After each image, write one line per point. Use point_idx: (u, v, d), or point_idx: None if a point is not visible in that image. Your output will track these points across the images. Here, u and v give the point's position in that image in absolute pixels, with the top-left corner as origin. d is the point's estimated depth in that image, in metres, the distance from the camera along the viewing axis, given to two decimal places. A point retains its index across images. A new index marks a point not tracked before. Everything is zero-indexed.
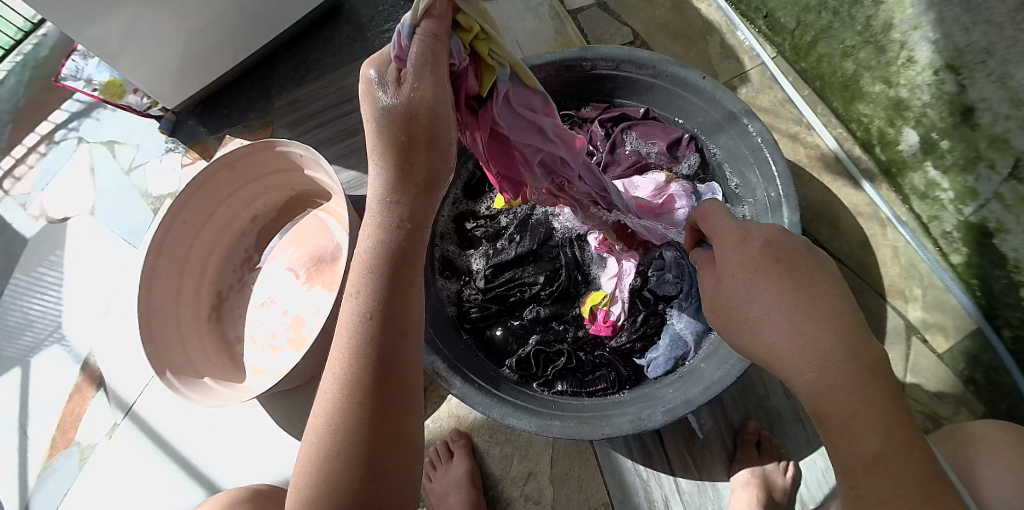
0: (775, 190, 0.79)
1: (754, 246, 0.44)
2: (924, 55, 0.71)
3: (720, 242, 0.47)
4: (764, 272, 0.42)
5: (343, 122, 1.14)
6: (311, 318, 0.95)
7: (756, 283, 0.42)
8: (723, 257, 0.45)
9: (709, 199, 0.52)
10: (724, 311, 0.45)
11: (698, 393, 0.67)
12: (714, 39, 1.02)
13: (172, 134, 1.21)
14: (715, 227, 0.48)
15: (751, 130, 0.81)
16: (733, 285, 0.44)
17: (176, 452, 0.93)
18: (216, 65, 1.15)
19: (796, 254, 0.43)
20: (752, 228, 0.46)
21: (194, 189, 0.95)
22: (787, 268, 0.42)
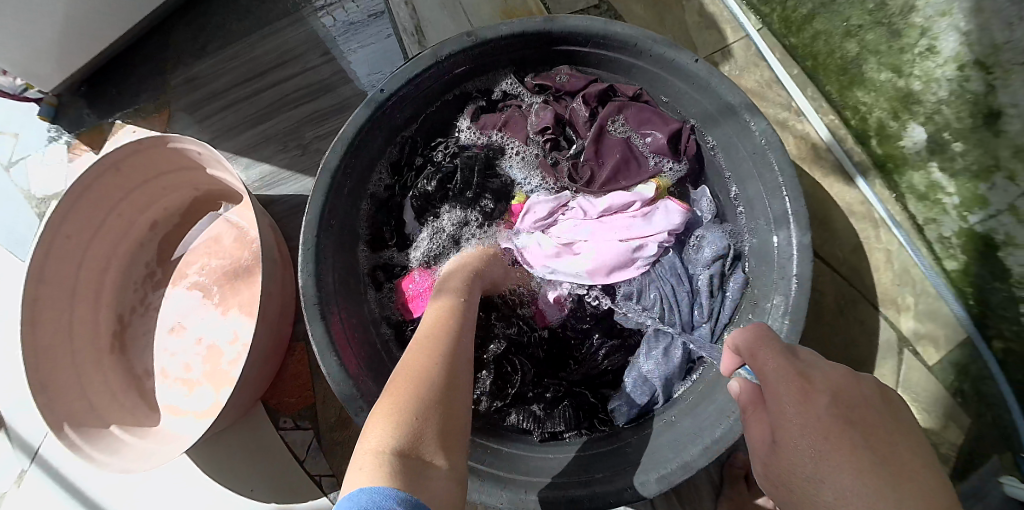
0: (780, 207, 0.68)
1: (819, 402, 0.34)
2: (949, 46, 0.58)
3: (771, 386, 0.38)
4: (833, 439, 0.32)
5: (252, 104, 0.96)
6: (229, 347, 0.83)
7: (823, 456, 0.32)
8: (777, 410, 0.36)
9: (757, 323, 0.45)
10: (786, 485, 0.35)
11: (699, 454, 0.61)
12: (692, 5, 0.86)
13: (54, 120, 1.01)
14: (765, 371, 0.39)
15: (752, 128, 0.67)
16: (795, 450, 0.34)
17: (93, 503, 0.83)
18: (95, 37, 0.94)
19: (875, 419, 0.34)
20: (814, 377, 0.37)
21: (73, 199, 0.78)
22: (861, 434, 0.32)
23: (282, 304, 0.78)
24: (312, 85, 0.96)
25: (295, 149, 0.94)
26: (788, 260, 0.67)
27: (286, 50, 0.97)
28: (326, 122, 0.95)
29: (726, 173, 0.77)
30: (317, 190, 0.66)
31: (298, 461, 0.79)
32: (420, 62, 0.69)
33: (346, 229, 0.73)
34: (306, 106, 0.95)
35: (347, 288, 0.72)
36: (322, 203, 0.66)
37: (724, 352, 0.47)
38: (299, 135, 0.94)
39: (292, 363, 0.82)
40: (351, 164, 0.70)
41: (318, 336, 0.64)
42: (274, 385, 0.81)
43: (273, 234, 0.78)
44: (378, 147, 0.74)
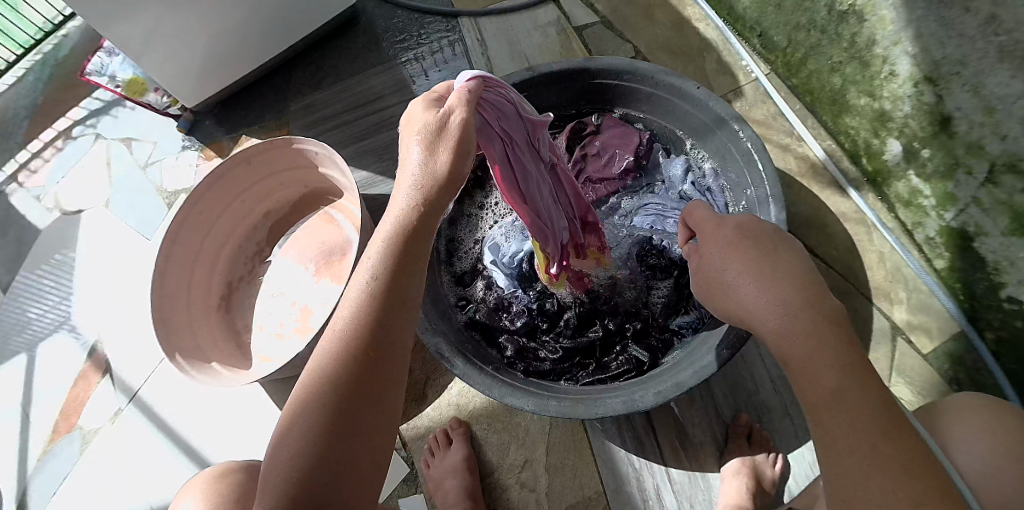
0: (763, 191, 0.82)
1: (727, 228, 0.49)
2: (904, 68, 0.77)
3: (704, 232, 0.52)
4: (734, 248, 0.47)
5: (358, 125, 1.19)
6: (319, 308, 0.98)
7: (728, 258, 0.47)
8: (704, 244, 0.51)
9: (695, 201, 0.57)
10: (711, 288, 0.49)
11: (690, 374, 0.69)
12: (711, 56, 1.08)
13: (189, 132, 1.26)
14: (696, 220, 0.54)
15: (740, 135, 0.84)
16: (710, 258, 0.49)
17: (178, 436, 0.95)
18: (234, 66, 1.20)
19: (764, 233, 0.48)
20: (727, 216, 0.52)
21: (210, 183, 0.98)
22: (757, 248, 0.47)
23: None
24: (399, 115, 1.18)
25: (389, 161, 1.15)
26: None
27: (384, 86, 1.21)
28: None
29: (723, 183, 0.94)
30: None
31: None
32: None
33: None
34: (396, 131, 1.17)
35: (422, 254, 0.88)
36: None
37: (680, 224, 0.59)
38: (393, 151, 1.16)
39: None
40: None
41: None
42: None
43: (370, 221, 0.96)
44: None
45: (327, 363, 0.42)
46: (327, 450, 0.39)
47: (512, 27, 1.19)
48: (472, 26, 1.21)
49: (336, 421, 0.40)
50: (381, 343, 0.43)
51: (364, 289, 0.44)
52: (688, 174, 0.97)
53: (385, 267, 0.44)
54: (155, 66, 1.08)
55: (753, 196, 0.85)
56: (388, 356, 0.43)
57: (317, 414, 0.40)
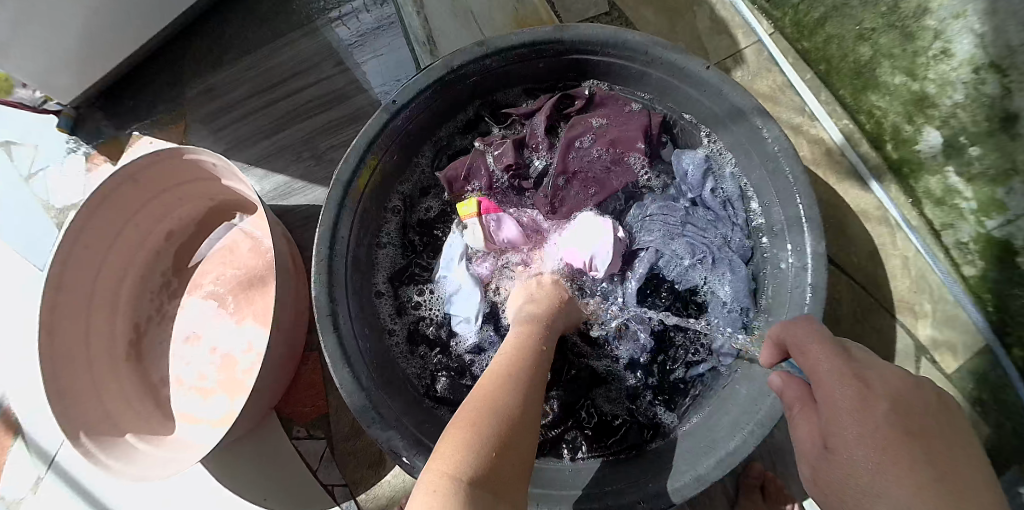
0: (793, 211, 0.68)
1: (880, 409, 0.34)
2: (963, 48, 0.58)
3: (828, 384, 0.38)
4: (892, 453, 0.32)
5: (270, 113, 0.98)
6: (244, 357, 0.84)
7: (884, 467, 0.31)
8: (834, 410, 0.36)
9: (807, 318, 0.46)
10: (839, 493, 0.34)
11: (713, 466, 0.60)
12: (703, 10, 0.86)
13: (72, 132, 1.03)
14: (818, 371, 0.40)
15: (764, 134, 0.67)
16: (851, 459, 0.33)
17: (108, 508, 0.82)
18: (115, 47, 0.96)
19: (930, 422, 0.34)
20: (873, 380, 0.37)
21: (88, 213, 0.79)
22: (923, 447, 0.32)
23: (295, 317, 0.79)
24: (324, 96, 0.97)
25: (309, 159, 0.95)
26: (801, 269, 0.67)
27: (301, 59, 0.98)
28: (342, 130, 0.96)
29: (747, 186, 0.77)
30: (328, 207, 0.67)
31: (310, 470, 0.79)
32: (430, 73, 0.69)
33: (358, 243, 0.74)
34: (321, 116, 0.96)
35: (356, 296, 0.73)
36: (336, 211, 0.67)
37: (765, 345, 0.49)
38: (314, 146, 0.96)
39: (306, 372, 0.83)
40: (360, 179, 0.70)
41: (330, 345, 0.64)
42: (287, 394, 0.82)
43: (287, 242, 0.79)
44: (384, 163, 0.75)
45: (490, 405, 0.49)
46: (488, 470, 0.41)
47: None
48: None
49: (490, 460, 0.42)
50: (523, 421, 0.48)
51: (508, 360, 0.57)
52: (707, 178, 0.79)
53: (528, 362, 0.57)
54: (20, 66, 0.83)
55: (781, 217, 0.71)
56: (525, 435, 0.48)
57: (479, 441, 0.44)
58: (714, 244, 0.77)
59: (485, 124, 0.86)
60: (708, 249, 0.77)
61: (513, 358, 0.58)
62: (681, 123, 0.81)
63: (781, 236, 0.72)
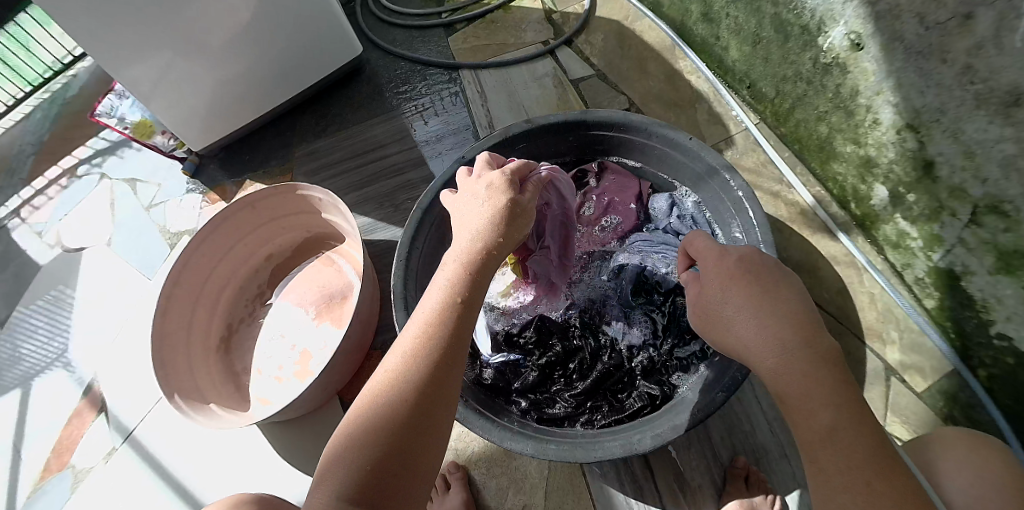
0: (754, 239, 0.85)
1: (730, 261, 0.57)
2: (888, 116, 0.81)
3: (705, 260, 0.60)
4: (736, 281, 0.55)
5: (358, 173, 1.22)
6: (319, 353, 0.97)
7: (729, 292, 0.55)
8: (707, 272, 0.58)
9: (696, 231, 0.66)
10: (708, 316, 0.57)
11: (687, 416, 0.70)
12: (703, 107, 1.14)
13: (194, 175, 1.28)
14: (704, 250, 0.62)
15: (732, 185, 0.89)
16: (712, 295, 0.57)
17: (171, 476, 0.89)
18: (244, 108, 1.24)
19: (764, 266, 0.56)
20: (731, 248, 0.59)
21: (213, 226, 1.00)
22: (754, 277, 0.55)
23: (367, 314, 0.93)
24: (404, 162, 1.22)
25: (389, 207, 1.17)
26: None
27: (381, 137, 1.25)
28: (416, 189, 1.18)
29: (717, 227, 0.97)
30: (409, 228, 0.89)
31: None
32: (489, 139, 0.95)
33: (428, 260, 0.95)
34: (398, 177, 1.20)
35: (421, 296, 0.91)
36: (413, 230, 0.90)
37: (680, 254, 0.69)
38: (394, 198, 1.18)
39: (368, 366, 0.95)
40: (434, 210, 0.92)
41: (401, 322, 0.82)
42: (350, 384, 0.94)
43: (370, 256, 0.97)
44: (453, 203, 0.98)
45: (416, 337, 0.54)
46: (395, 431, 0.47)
47: (512, 80, 1.26)
48: (472, 78, 1.28)
49: (402, 413, 0.48)
50: (446, 357, 0.52)
51: (441, 299, 0.56)
52: (673, 208, 1.01)
53: (460, 288, 0.57)
54: (164, 108, 1.13)
55: (744, 241, 0.88)
56: (451, 366, 0.52)
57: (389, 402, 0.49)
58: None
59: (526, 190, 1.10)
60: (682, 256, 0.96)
61: (428, 325, 0.54)
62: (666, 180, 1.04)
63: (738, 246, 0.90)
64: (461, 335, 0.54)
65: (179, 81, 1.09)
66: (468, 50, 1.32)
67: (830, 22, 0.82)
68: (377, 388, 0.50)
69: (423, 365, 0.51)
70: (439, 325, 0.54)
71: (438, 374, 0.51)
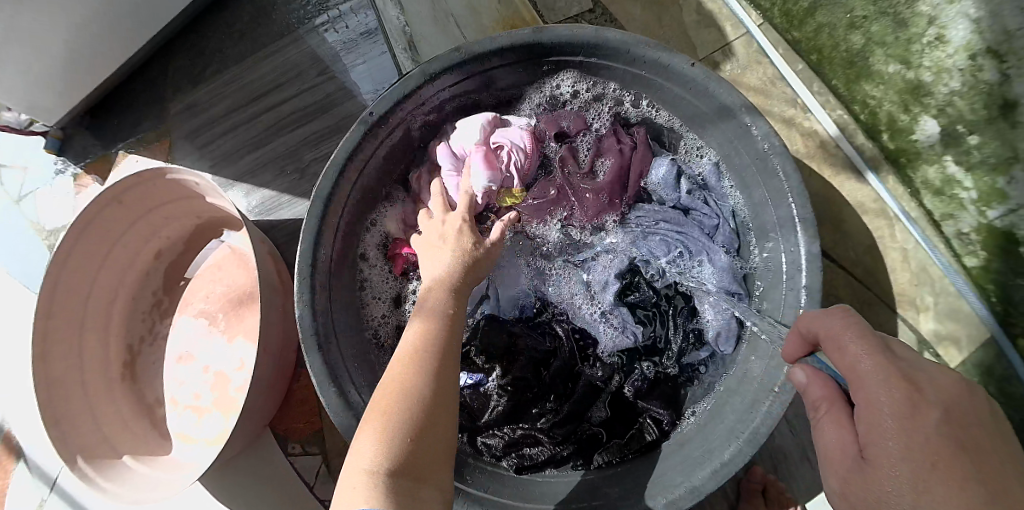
0: (786, 210, 0.65)
1: (929, 420, 0.32)
2: (959, 34, 0.55)
3: (869, 397, 0.34)
4: (944, 470, 0.30)
5: (250, 128, 0.96)
6: (236, 374, 0.84)
7: (930, 489, 0.30)
8: (874, 431, 0.33)
9: (841, 304, 0.40)
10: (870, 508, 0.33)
11: (708, 476, 0.59)
12: (689, 3, 0.83)
13: (61, 152, 1.02)
14: (857, 369, 0.35)
15: (753, 131, 0.65)
16: (890, 479, 0.32)
17: None
18: (100, 63, 0.95)
19: (980, 433, 0.32)
20: (924, 386, 0.34)
21: (76, 236, 0.78)
22: (972, 460, 0.31)
23: (283, 335, 0.77)
24: (311, 105, 0.95)
25: (293, 172, 0.94)
26: (796, 270, 0.64)
27: (280, 71, 0.96)
28: (322, 143, 0.94)
29: (729, 180, 0.75)
30: (306, 236, 0.65)
31: (307, 487, 0.78)
32: (408, 81, 0.66)
33: (340, 260, 0.72)
34: (302, 129, 0.95)
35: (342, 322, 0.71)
36: (316, 232, 0.65)
37: (790, 336, 0.44)
38: (297, 158, 0.94)
39: (297, 389, 0.82)
40: (341, 194, 0.68)
41: (315, 365, 0.63)
42: (280, 410, 0.81)
43: (270, 253, 0.78)
44: (366, 177, 0.73)
45: (418, 337, 0.53)
46: (414, 436, 0.45)
47: None
48: None
49: (420, 415, 0.47)
50: (450, 368, 0.52)
51: (428, 312, 0.55)
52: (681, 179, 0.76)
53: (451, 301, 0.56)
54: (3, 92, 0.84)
55: (771, 216, 0.69)
56: (452, 374, 0.52)
57: (404, 408, 0.47)
58: (694, 235, 0.75)
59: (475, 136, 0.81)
60: (684, 241, 0.74)
61: (424, 334, 0.53)
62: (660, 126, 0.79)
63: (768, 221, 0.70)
64: (455, 334, 0.54)
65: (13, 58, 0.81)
66: None
67: None
68: (387, 392, 0.49)
69: (425, 377, 0.49)
70: (428, 343, 0.52)
71: (440, 388, 0.49)
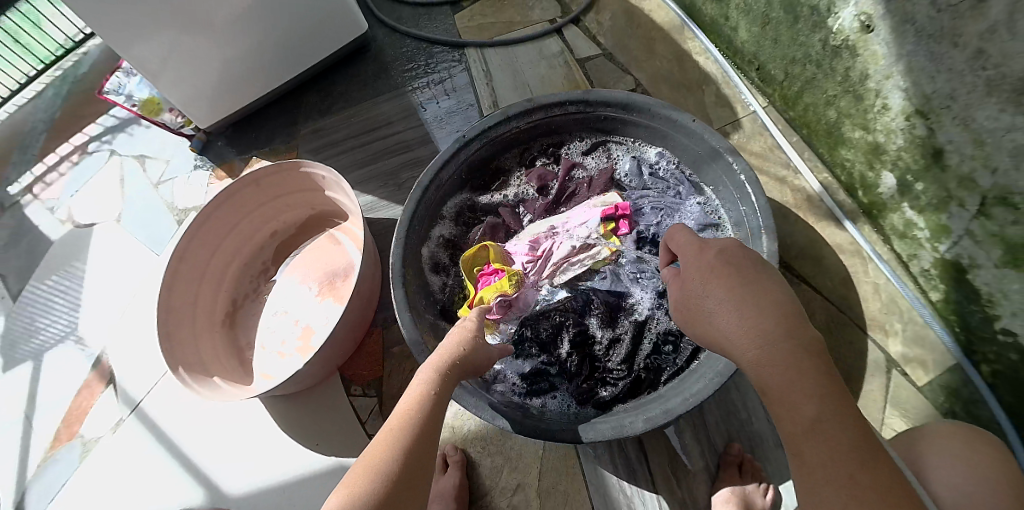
0: (756, 221, 0.81)
1: (710, 255, 0.54)
2: (897, 102, 0.78)
3: (684, 254, 0.57)
4: (716, 272, 0.52)
5: (361, 151, 1.22)
6: (321, 328, 1.00)
7: (709, 282, 0.52)
8: (687, 266, 0.56)
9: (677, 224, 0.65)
10: (690, 310, 0.54)
11: (680, 402, 0.69)
12: (710, 88, 1.10)
13: (201, 152, 1.29)
14: (682, 245, 0.59)
15: (735, 168, 0.84)
16: (693, 287, 0.54)
17: (166, 439, 0.96)
18: (253, 88, 1.24)
19: (744, 256, 0.53)
20: (711, 241, 0.56)
21: (220, 202, 1.01)
22: (735, 269, 0.52)
23: (369, 292, 0.94)
24: (408, 140, 1.21)
25: (392, 186, 1.17)
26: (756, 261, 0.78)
27: (390, 113, 1.24)
28: (420, 167, 1.18)
29: (705, 183, 0.94)
30: (403, 218, 0.85)
31: (360, 422, 0.90)
32: (490, 119, 0.91)
33: (423, 236, 0.91)
34: (401, 157, 1.20)
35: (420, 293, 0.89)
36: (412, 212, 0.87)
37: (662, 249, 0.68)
38: (396, 176, 1.18)
39: (369, 343, 0.96)
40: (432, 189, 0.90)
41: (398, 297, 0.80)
42: (352, 359, 0.95)
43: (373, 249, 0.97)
44: (453, 179, 0.95)
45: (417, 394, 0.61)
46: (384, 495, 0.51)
47: (517, 58, 1.22)
48: (478, 56, 1.24)
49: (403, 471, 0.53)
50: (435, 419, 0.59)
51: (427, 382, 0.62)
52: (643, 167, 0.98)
53: (444, 370, 0.64)
54: (171, 85, 1.11)
55: (742, 208, 0.85)
56: (433, 431, 0.59)
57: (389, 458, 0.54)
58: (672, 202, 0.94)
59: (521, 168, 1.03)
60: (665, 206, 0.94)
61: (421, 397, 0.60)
62: (647, 151, 0.99)
63: (734, 195, 0.87)
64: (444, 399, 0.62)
65: (184, 57, 1.07)
66: (472, 28, 1.28)
67: (840, 3, 0.79)
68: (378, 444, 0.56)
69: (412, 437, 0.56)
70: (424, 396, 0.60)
71: (422, 446, 0.56)
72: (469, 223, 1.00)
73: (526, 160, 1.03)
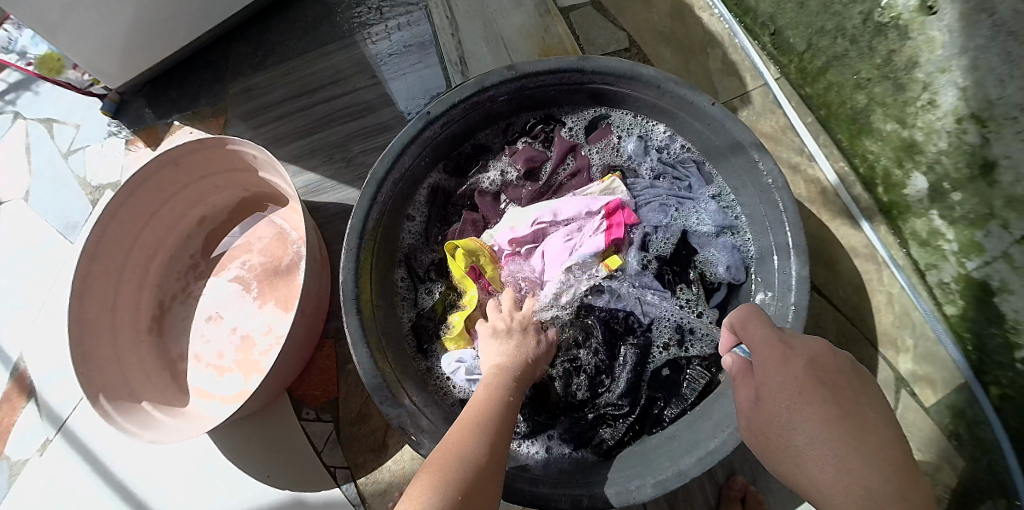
0: (782, 234, 0.72)
1: (797, 365, 0.45)
2: (948, 100, 0.64)
3: (762, 356, 0.48)
4: (807, 393, 0.43)
5: (302, 118, 1.04)
6: (263, 339, 0.89)
7: (800, 407, 0.43)
8: (766, 376, 0.46)
9: (747, 305, 0.55)
10: (771, 436, 0.45)
11: (694, 463, 0.65)
12: (716, 53, 0.93)
13: (115, 115, 1.09)
14: (756, 338, 0.50)
15: (760, 166, 0.72)
16: (774, 408, 0.45)
17: (100, 461, 0.88)
18: (169, 42, 1.03)
19: (841, 376, 0.44)
20: (796, 344, 0.47)
21: (132, 189, 0.84)
22: (831, 392, 0.43)
23: (316, 306, 0.82)
24: (359, 104, 1.03)
25: (340, 161, 1.01)
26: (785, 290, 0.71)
27: (337, 69, 1.04)
28: (371, 138, 1.01)
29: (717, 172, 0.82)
30: (355, 219, 0.71)
31: (316, 452, 0.83)
32: (457, 93, 0.74)
33: (383, 235, 0.79)
34: (352, 125, 1.02)
35: (382, 306, 0.78)
36: (364, 212, 0.72)
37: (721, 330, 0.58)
38: (345, 150, 1.01)
39: (320, 358, 0.87)
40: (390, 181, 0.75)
41: (353, 327, 0.70)
42: (301, 376, 0.86)
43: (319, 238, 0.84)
44: (416, 164, 0.81)
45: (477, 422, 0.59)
46: None
47: (488, 3, 1.01)
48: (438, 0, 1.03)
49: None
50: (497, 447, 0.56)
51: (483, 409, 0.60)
52: (648, 151, 0.86)
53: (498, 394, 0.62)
54: (73, 42, 0.88)
55: (765, 216, 0.75)
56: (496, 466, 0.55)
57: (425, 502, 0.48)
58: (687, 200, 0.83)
59: (505, 145, 0.90)
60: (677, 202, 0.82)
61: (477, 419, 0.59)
62: (654, 130, 0.85)
63: (756, 201, 0.76)
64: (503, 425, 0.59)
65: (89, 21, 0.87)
66: None
67: None
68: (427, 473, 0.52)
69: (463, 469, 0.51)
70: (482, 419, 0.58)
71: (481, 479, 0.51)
72: (447, 212, 0.89)
73: (510, 136, 0.90)
